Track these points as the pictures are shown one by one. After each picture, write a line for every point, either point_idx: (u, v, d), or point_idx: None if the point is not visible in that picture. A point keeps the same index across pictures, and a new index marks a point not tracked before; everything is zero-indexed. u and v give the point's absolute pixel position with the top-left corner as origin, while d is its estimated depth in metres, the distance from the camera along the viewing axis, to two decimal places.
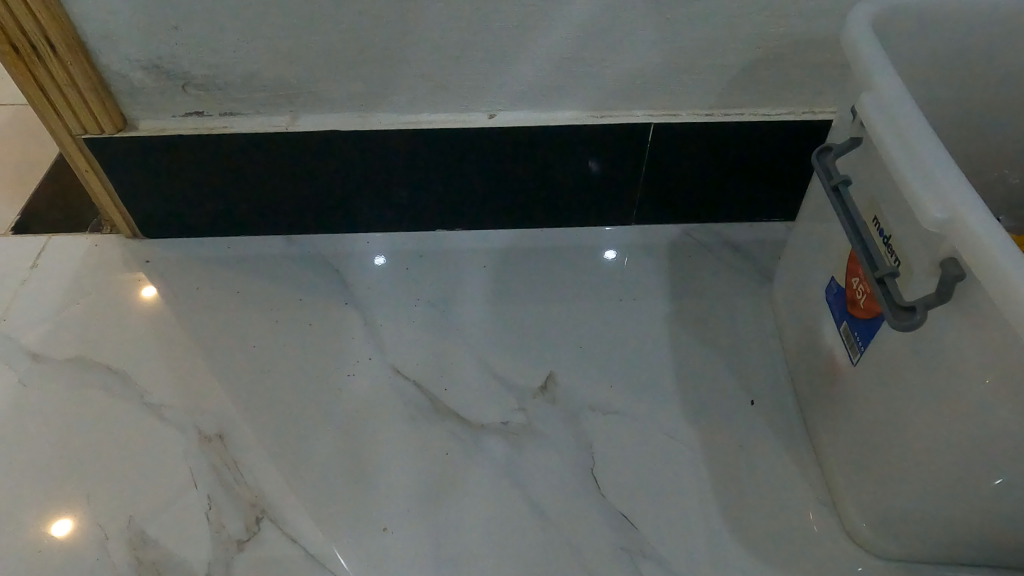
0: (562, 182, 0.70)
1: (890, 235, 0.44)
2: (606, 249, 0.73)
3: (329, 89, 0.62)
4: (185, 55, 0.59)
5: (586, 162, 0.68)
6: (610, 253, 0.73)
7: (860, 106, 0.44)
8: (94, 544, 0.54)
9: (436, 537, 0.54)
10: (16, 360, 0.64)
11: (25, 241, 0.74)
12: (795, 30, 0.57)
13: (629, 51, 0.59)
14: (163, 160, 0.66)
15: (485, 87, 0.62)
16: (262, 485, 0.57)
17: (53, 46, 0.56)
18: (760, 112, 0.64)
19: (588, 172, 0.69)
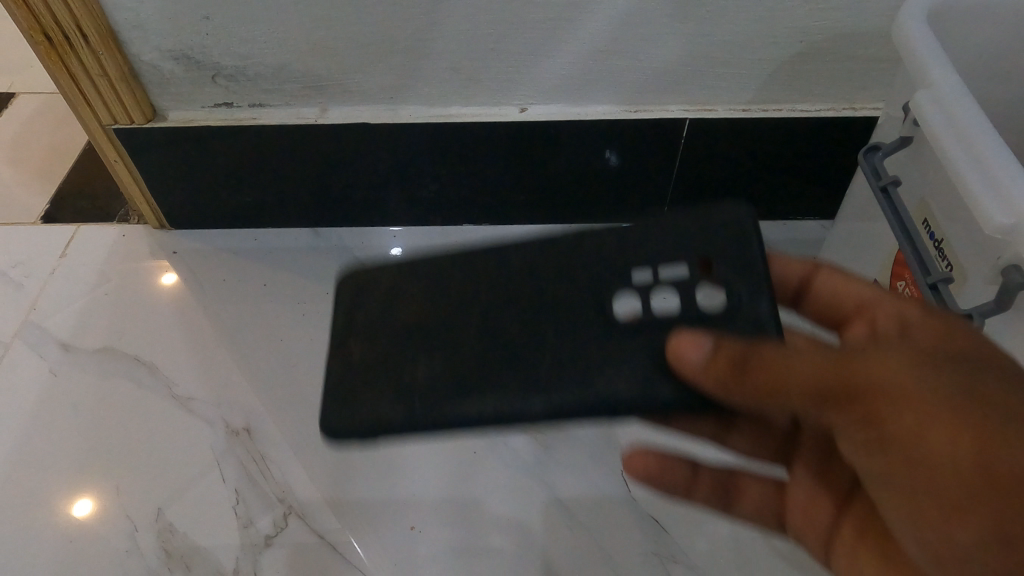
0: (592, 177, 0.69)
1: (943, 239, 0.43)
2: None
3: (360, 81, 0.62)
4: (216, 46, 0.58)
5: (615, 157, 0.67)
6: None
7: (914, 104, 0.42)
8: (124, 535, 0.54)
9: (464, 535, 0.54)
10: (47, 349, 0.65)
11: (55, 231, 0.74)
12: (840, 24, 0.56)
13: (666, 44, 0.58)
14: (192, 151, 0.66)
15: (517, 80, 0.61)
16: (289, 480, 0.57)
17: (86, 36, 0.56)
18: (798, 108, 0.63)
19: (616, 166, 0.68)
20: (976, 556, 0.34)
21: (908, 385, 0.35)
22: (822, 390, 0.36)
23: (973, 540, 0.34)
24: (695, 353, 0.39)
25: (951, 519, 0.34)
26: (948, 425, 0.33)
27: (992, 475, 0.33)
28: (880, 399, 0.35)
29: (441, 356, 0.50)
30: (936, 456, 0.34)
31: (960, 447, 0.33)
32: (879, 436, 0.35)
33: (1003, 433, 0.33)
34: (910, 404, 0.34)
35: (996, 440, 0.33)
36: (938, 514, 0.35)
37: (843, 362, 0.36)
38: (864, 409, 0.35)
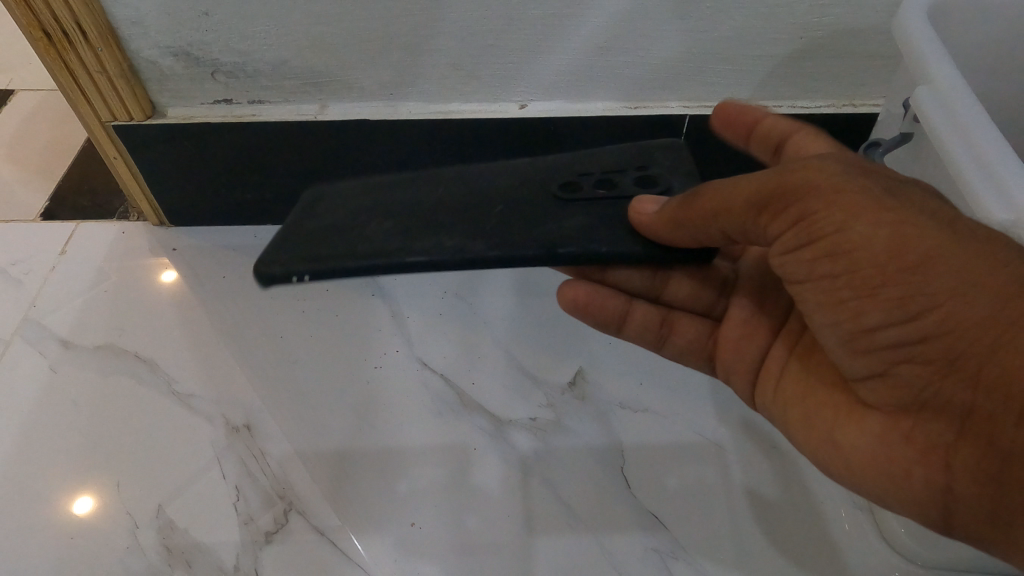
0: None
1: None
2: None
3: (359, 77, 0.61)
4: (214, 42, 0.58)
5: None
6: None
7: (914, 99, 0.42)
8: (124, 531, 0.54)
9: (464, 531, 0.54)
10: (47, 346, 0.65)
11: (54, 228, 0.74)
12: (840, 20, 0.55)
13: (666, 41, 0.58)
14: (191, 148, 0.66)
15: (516, 76, 0.61)
16: (289, 476, 0.57)
17: (84, 33, 0.56)
18: (798, 104, 0.63)
19: None
20: (902, 351, 0.33)
21: (847, 192, 0.33)
22: (761, 190, 0.36)
23: (899, 340, 0.33)
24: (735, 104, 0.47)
25: (879, 319, 0.33)
26: (875, 216, 0.32)
27: (909, 261, 0.32)
28: (813, 198, 0.34)
29: (395, 219, 0.44)
30: (861, 246, 0.32)
31: (882, 237, 0.32)
32: (810, 242, 0.34)
33: (929, 224, 0.32)
34: (835, 199, 0.33)
35: (919, 238, 0.32)
36: (871, 310, 0.33)
37: (782, 170, 0.35)
38: (795, 207, 0.34)
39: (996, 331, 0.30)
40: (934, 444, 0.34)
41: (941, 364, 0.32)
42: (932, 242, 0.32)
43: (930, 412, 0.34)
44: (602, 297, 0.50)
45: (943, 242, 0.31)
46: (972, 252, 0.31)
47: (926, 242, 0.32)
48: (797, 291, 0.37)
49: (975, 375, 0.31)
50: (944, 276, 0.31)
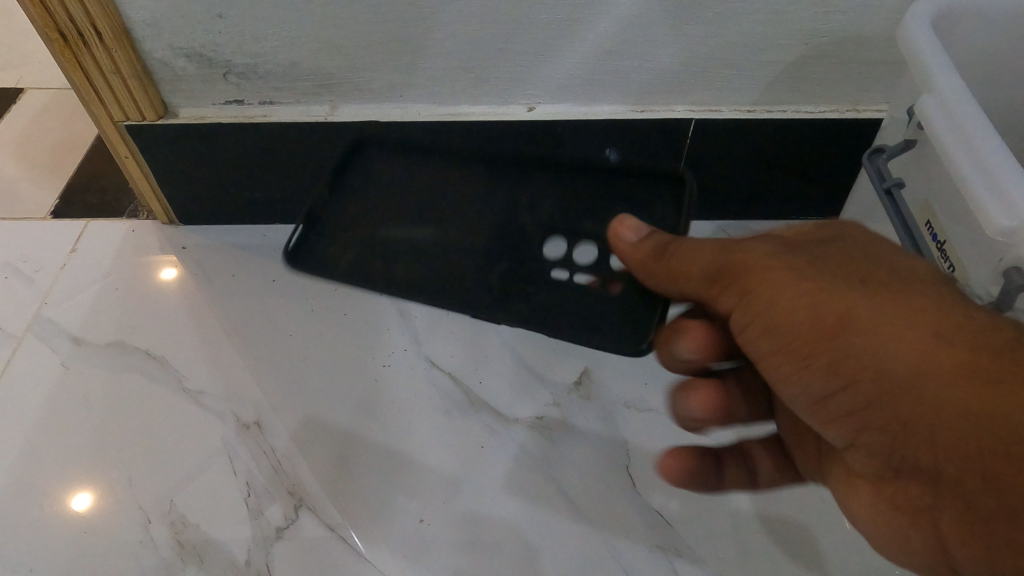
0: None
1: (946, 240, 0.44)
2: None
3: (370, 79, 0.62)
4: (227, 43, 0.59)
5: (603, 152, 0.67)
6: None
7: (918, 106, 0.43)
8: (137, 526, 0.55)
9: (472, 527, 0.55)
10: (58, 343, 0.65)
11: (64, 225, 0.75)
12: (845, 27, 0.56)
13: (674, 45, 0.58)
14: (202, 147, 0.67)
15: (525, 79, 0.62)
16: (299, 473, 0.58)
17: (99, 33, 0.56)
18: (802, 109, 0.64)
19: (609, 160, 0.68)
20: (857, 413, 0.35)
21: (776, 271, 0.38)
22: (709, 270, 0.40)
23: (852, 402, 0.35)
24: (629, 237, 0.44)
25: (829, 385, 0.36)
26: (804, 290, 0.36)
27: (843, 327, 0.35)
28: (749, 276, 0.38)
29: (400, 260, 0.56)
30: (793, 315, 0.36)
31: (806, 307, 0.36)
32: (753, 321, 0.38)
33: (852, 290, 0.36)
34: (766, 278, 0.38)
35: (841, 304, 0.35)
36: (824, 380, 0.36)
37: (724, 251, 0.40)
38: (739, 285, 0.39)
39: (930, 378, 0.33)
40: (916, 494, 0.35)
41: (891, 423, 0.34)
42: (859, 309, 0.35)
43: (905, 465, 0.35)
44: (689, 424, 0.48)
45: (858, 303, 0.35)
46: (895, 306, 0.35)
47: (844, 304, 0.35)
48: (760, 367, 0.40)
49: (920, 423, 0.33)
50: (870, 335, 0.34)
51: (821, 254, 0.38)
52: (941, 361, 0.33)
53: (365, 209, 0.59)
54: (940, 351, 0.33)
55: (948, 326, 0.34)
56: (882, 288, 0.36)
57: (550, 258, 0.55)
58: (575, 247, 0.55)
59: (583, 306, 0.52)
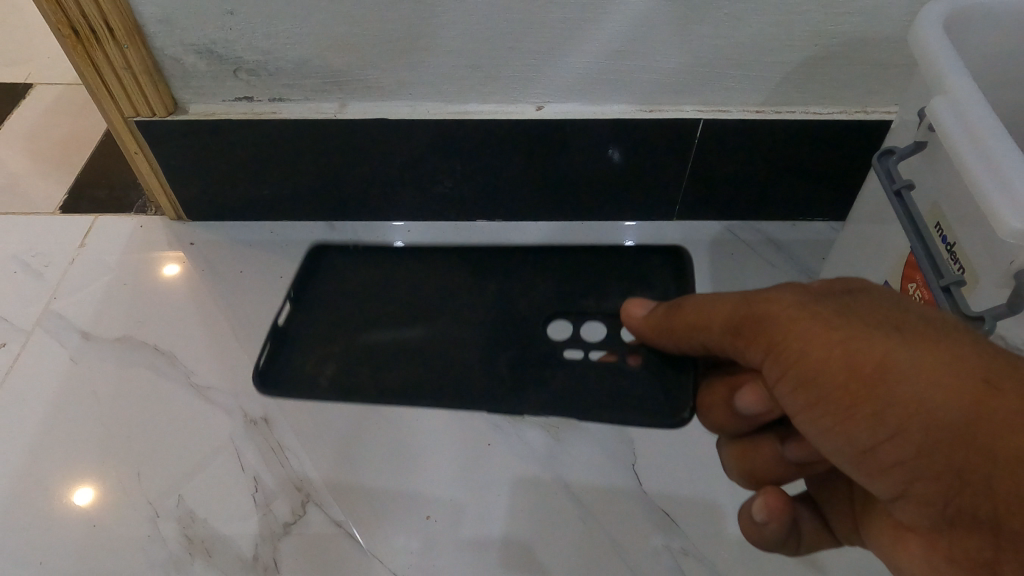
0: (591, 173, 0.70)
1: (955, 242, 0.44)
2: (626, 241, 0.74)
3: (380, 77, 0.62)
4: (238, 40, 0.59)
5: (608, 152, 0.68)
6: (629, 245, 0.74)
7: (929, 108, 0.43)
8: (146, 520, 0.55)
9: (479, 524, 0.55)
10: (67, 337, 0.66)
11: (73, 220, 0.75)
12: (856, 28, 0.56)
13: (684, 45, 0.59)
14: (212, 144, 0.67)
15: (534, 79, 0.62)
16: (307, 468, 0.58)
17: (111, 29, 0.57)
18: (810, 111, 0.64)
19: (614, 160, 0.68)
20: (903, 467, 0.31)
21: (806, 317, 0.35)
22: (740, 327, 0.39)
23: (897, 455, 0.31)
24: (637, 311, 0.56)
25: (870, 436, 0.32)
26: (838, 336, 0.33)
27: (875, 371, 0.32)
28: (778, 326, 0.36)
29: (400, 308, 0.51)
30: (824, 359, 0.33)
31: (841, 354, 0.33)
32: (789, 371, 0.35)
33: (890, 336, 0.32)
34: (793, 322, 0.35)
35: (879, 350, 0.32)
36: (864, 430, 0.32)
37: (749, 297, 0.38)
38: (767, 337, 0.37)
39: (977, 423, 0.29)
40: (975, 561, 0.30)
41: (947, 478, 0.30)
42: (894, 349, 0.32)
43: (960, 529, 0.30)
44: (760, 479, 0.46)
45: (898, 350, 0.32)
46: (938, 352, 0.31)
47: (882, 349, 0.32)
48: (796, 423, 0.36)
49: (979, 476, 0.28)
50: (913, 382, 0.31)
51: (855, 303, 0.36)
52: (995, 407, 0.29)
53: (331, 308, 0.68)
54: (995, 398, 0.29)
55: (1003, 372, 0.30)
56: (923, 335, 0.32)
57: (557, 341, 0.65)
58: (581, 329, 0.66)
59: (589, 393, 0.61)
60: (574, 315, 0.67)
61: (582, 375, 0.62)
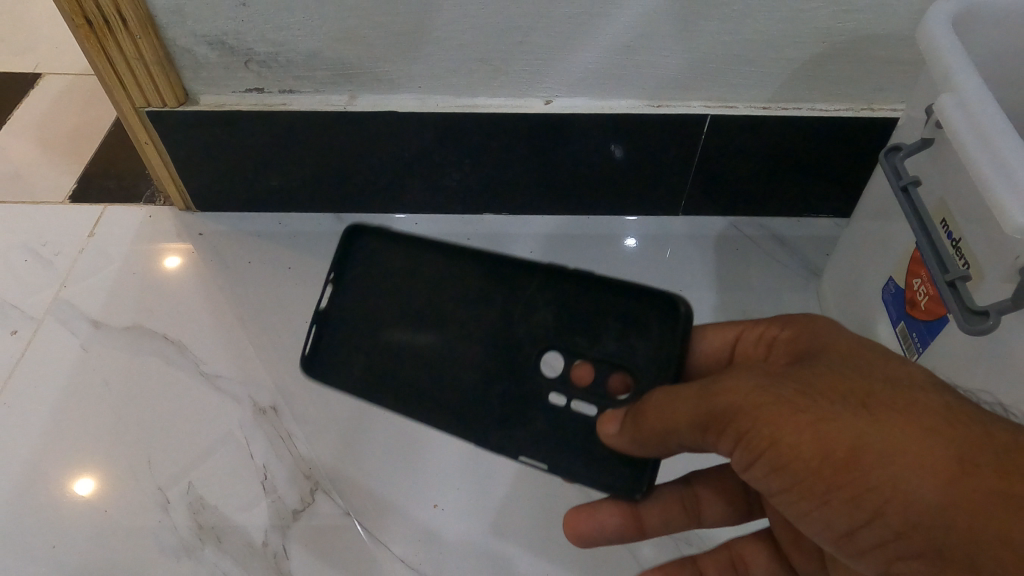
0: (594, 171, 0.71)
1: (960, 238, 0.45)
2: (628, 236, 0.75)
3: (390, 70, 0.63)
4: (250, 31, 0.59)
5: (610, 149, 0.68)
6: (631, 241, 0.74)
7: (937, 105, 0.44)
8: (157, 507, 0.56)
9: (486, 513, 0.56)
10: (78, 325, 0.66)
11: (82, 210, 0.75)
12: (864, 25, 0.57)
13: (694, 41, 0.59)
14: (222, 135, 0.67)
15: (543, 73, 0.63)
16: (316, 457, 0.59)
17: (124, 19, 0.57)
18: (816, 108, 0.64)
19: (616, 157, 0.69)
20: (886, 546, 0.33)
21: (766, 408, 0.35)
22: (700, 422, 0.37)
23: (881, 536, 0.33)
24: (612, 429, 0.42)
25: (853, 520, 0.33)
26: (808, 430, 0.33)
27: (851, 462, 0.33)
28: (741, 417, 0.35)
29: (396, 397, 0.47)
30: (797, 451, 0.34)
31: (812, 445, 0.33)
32: (759, 461, 0.35)
33: (858, 418, 0.33)
34: (756, 414, 0.35)
35: (849, 436, 0.33)
36: (847, 516, 0.34)
37: (708, 385, 0.37)
38: (729, 428, 0.36)
39: (953, 508, 0.31)
40: None
41: (929, 556, 0.32)
42: (862, 436, 0.33)
43: None
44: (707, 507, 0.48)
45: (868, 433, 0.32)
46: (905, 431, 0.32)
47: (851, 437, 0.33)
48: (774, 501, 0.37)
49: (962, 558, 0.30)
50: (887, 467, 0.32)
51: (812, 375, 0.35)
52: (972, 489, 0.30)
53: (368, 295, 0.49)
54: (968, 477, 0.31)
55: (971, 444, 0.31)
56: (886, 408, 0.33)
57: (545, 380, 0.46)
58: (575, 368, 0.45)
59: (574, 433, 0.45)
60: (566, 348, 0.46)
61: (562, 428, 0.45)
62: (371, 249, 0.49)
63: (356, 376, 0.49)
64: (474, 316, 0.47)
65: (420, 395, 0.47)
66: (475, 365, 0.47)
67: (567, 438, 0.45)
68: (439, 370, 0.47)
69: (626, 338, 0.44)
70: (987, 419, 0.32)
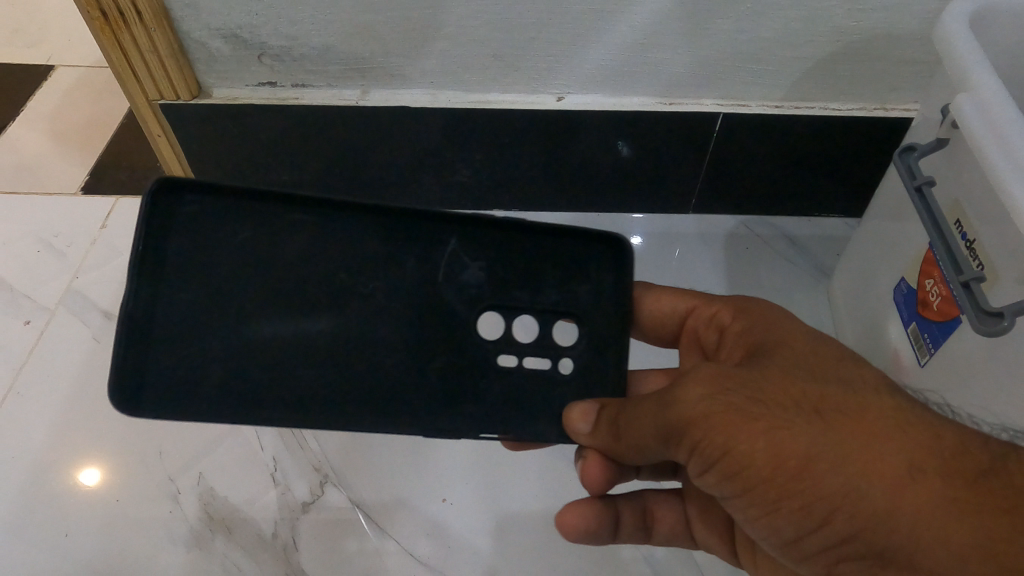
0: (603, 167, 0.71)
1: (975, 238, 0.45)
2: (633, 234, 0.75)
3: (402, 65, 0.63)
4: (263, 25, 0.59)
5: (617, 145, 0.68)
6: (637, 238, 0.74)
7: (953, 105, 0.44)
8: (168, 497, 0.56)
9: (494, 508, 0.57)
10: (90, 316, 0.67)
11: (95, 202, 0.76)
12: (879, 24, 0.56)
13: (707, 38, 0.59)
14: (234, 128, 0.68)
15: (555, 70, 0.62)
16: (325, 450, 0.59)
17: (140, 12, 0.57)
18: (829, 107, 0.64)
19: (623, 154, 0.69)
20: (833, 550, 0.33)
21: (717, 415, 0.34)
22: (655, 433, 0.37)
23: (828, 542, 0.33)
24: (583, 427, 0.41)
25: (800, 526, 0.33)
26: (762, 439, 0.33)
27: (802, 472, 0.32)
28: (692, 425, 0.35)
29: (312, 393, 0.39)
30: (749, 462, 0.33)
31: (764, 455, 0.33)
32: (710, 469, 0.35)
33: (809, 427, 0.33)
34: (708, 423, 0.34)
35: (801, 446, 0.32)
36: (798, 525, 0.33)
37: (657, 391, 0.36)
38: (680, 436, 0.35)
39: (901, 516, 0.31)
40: None
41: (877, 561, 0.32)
42: (813, 445, 0.32)
43: None
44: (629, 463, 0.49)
45: (819, 442, 0.32)
46: (859, 440, 0.32)
47: (802, 445, 0.32)
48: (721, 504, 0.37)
49: (907, 564, 0.31)
50: (838, 477, 0.32)
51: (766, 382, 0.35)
52: (920, 494, 0.30)
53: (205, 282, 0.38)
54: (917, 484, 0.31)
55: (921, 449, 0.31)
56: (839, 416, 0.33)
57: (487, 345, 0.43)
58: (513, 324, 0.44)
59: (527, 395, 0.43)
60: (507, 303, 0.43)
61: (514, 395, 0.42)
62: (181, 244, 0.37)
63: (196, 375, 0.37)
64: (379, 274, 0.42)
65: (340, 377, 0.40)
66: (392, 331, 0.42)
67: (521, 403, 0.42)
68: (357, 346, 0.41)
69: (569, 284, 0.44)
70: (932, 421, 0.33)
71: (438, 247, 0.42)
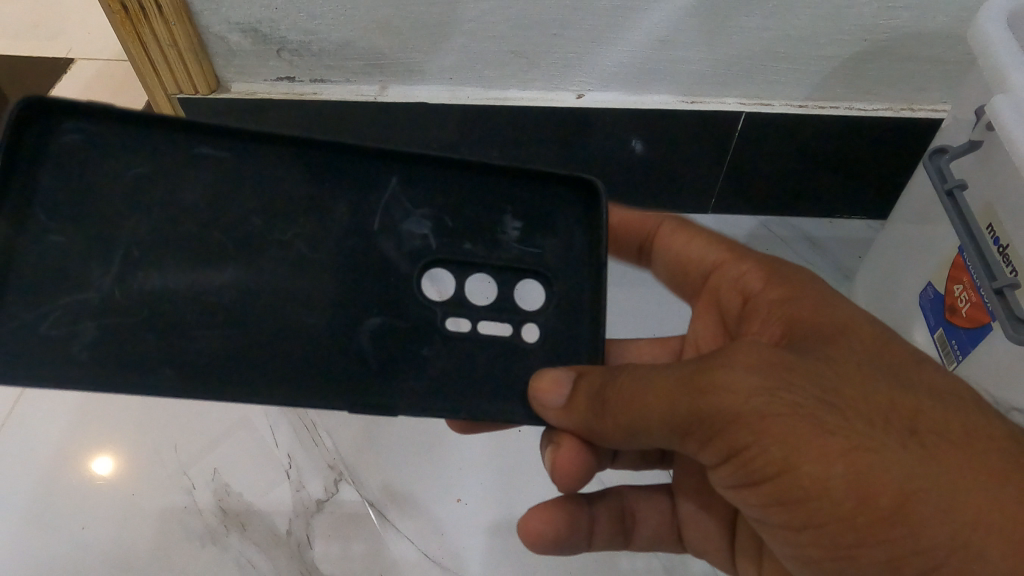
0: (619, 165, 0.70)
1: (1008, 243, 0.44)
2: None
3: (422, 61, 0.62)
4: (283, 20, 0.59)
5: (631, 143, 0.68)
6: None
7: (989, 106, 0.42)
8: (182, 492, 0.56)
9: (509, 508, 0.56)
10: None
11: None
12: (909, 22, 0.55)
13: (731, 37, 0.58)
14: (252, 124, 0.68)
15: (576, 67, 0.62)
16: (340, 446, 0.59)
17: (160, 7, 0.57)
18: (855, 107, 0.63)
19: (636, 151, 0.68)
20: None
21: (779, 419, 0.30)
22: (684, 429, 0.33)
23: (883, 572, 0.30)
24: (554, 399, 0.38)
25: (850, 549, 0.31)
26: (814, 445, 0.30)
27: (877, 493, 0.29)
28: (747, 427, 0.31)
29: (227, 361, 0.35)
30: (816, 475, 0.30)
31: (840, 471, 0.30)
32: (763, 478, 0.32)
33: (888, 443, 0.30)
34: (770, 426, 0.30)
35: (879, 464, 0.29)
36: (829, 539, 0.31)
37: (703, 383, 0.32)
38: (729, 437, 0.32)
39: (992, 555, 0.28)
40: None
41: None
42: (895, 465, 0.29)
43: None
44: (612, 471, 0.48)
45: (901, 462, 0.29)
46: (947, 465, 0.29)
47: (885, 463, 0.29)
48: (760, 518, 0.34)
49: None
50: (918, 502, 0.29)
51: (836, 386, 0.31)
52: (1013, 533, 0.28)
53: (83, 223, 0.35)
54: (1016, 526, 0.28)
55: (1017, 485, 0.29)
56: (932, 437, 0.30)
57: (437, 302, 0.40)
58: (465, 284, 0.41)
59: (499, 371, 0.40)
60: (458, 260, 0.41)
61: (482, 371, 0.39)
62: (49, 184, 0.34)
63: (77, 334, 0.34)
64: (306, 220, 0.38)
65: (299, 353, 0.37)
66: (325, 287, 0.38)
67: None
68: (291, 307, 0.37)
69: (532, 238, 0.41)
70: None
71: (377, 191, 0.39)
